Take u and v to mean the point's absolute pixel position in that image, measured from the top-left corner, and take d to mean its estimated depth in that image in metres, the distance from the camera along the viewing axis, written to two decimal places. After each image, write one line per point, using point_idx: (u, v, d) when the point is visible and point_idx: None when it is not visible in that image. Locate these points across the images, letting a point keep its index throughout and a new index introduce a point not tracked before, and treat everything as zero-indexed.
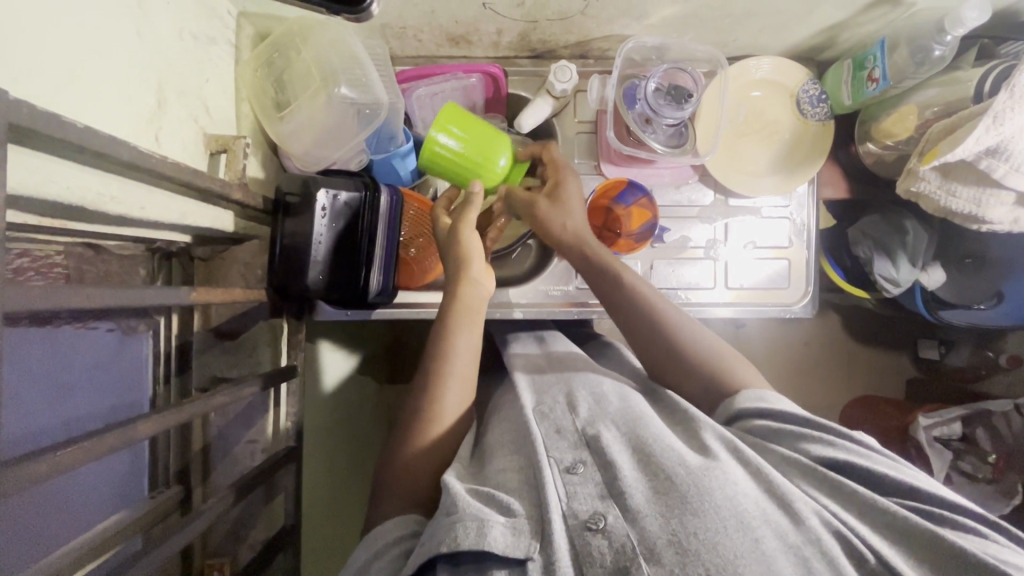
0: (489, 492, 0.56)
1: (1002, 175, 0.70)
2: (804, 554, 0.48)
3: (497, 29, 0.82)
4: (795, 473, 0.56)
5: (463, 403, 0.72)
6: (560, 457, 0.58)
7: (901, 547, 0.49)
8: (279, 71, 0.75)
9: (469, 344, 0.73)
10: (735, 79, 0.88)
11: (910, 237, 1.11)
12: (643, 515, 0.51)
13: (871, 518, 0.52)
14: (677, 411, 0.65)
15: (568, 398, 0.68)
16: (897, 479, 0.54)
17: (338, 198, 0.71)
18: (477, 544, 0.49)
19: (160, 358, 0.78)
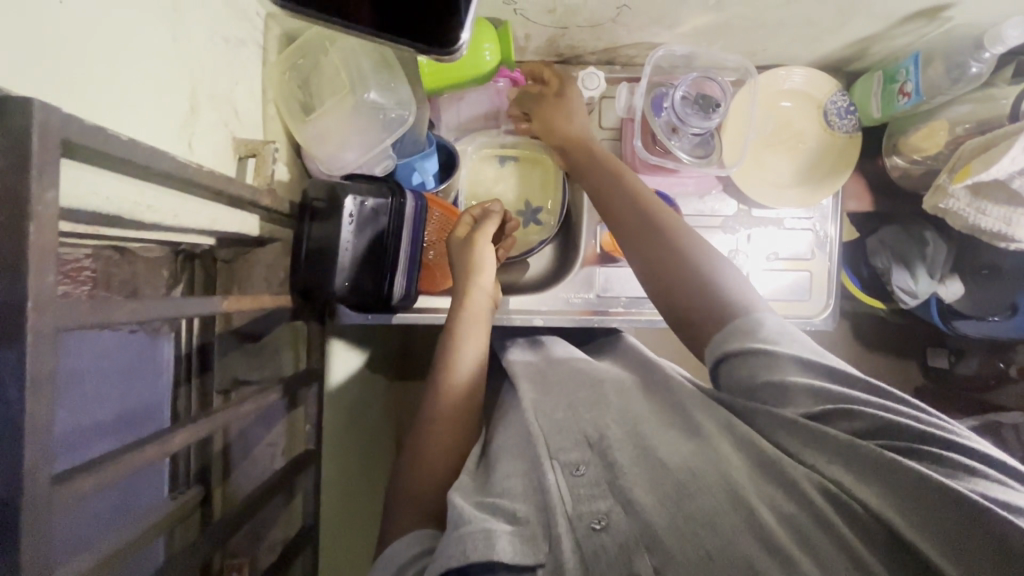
0: (493, 501, 0.55)
1: None
2: (803, 529, 0.47)
3: (526, 34, 0.81)
4: (795, 442, 0.54)
5: (473, 394, 0.72)
6: (564, 457, 0.59)
7: (896, 503, 0.46)
8: (305, 75, 0.75)
9: (478, 350, 0.75)
10: (764, 88, 0.88)
11: (929, 249, 1.11)
12: (645, 507, 0.51)
13: (870, 476, 0.49)
14: (672, 399, 0.65)
15: (573, 397, 0.68)
16: (890, 420, 0.51)
17: (365, 204, 0.70)
18: (485, 555, 0.49)
19: (181, 359, 0.78)
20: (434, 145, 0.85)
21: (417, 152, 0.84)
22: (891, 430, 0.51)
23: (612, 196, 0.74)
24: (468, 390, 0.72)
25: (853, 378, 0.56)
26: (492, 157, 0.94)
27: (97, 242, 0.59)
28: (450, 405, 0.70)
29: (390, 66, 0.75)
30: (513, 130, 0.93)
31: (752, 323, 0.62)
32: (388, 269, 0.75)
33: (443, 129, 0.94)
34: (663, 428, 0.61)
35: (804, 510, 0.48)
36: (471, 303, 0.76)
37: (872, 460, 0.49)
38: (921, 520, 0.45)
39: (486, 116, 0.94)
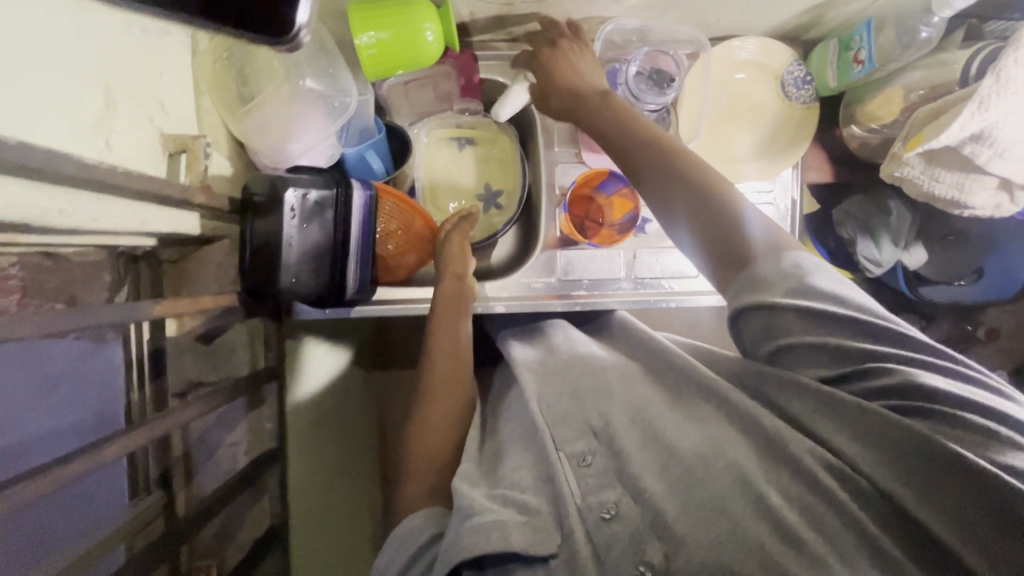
0: (504, 493, 0.58)
1: (986, 161, 0.69)
2: (806, 503, 0.49)
3: (470, 12, 0.78)
4: (802, 406, 0.54)
5: (457, 377, 0.75)
6: (572, 450, 0.61)
7: (906, 472, 0.47)
8: (240, 62, 0.72)
9: (462, 333, 0.78)
10: (718, 61, 0.86)
11: (894, 218, 1.12)
12: (654, 495, 0.53)
13: (873, 442, 0.49)
14: (682, 389, 0.65)
15: (575, 386, 0.71)
16: (924, 384, 0.49)
17: (308, 197, 0.68)
18: (504, 546, 0.52)
19: (132, 364, 0.74)
20: (383, 132, 0.83)
21: (366, 140, 0.81)
22: (907, 389, 0.49)
23: (622, 143, 0.67)
24: (455, 377, 0.75)
25: (902, 335, 0.51)
26: (449, 139, 0.92)
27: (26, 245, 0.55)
28: (442, 403, 0.73)
29: (327, 51, 0.73)
30: (467, 109, 0.90)
31: (776, 270, 0.56)
32: (340, 262, 0.73)
33: (396, 115, 0.91)
34: (664, 408, 0.63)
35: (809, 487, 0.49)
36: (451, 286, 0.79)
37: (870, 422, 0.49)
38: (921, 484, 0.46)
39: (437, 99, 0.91)
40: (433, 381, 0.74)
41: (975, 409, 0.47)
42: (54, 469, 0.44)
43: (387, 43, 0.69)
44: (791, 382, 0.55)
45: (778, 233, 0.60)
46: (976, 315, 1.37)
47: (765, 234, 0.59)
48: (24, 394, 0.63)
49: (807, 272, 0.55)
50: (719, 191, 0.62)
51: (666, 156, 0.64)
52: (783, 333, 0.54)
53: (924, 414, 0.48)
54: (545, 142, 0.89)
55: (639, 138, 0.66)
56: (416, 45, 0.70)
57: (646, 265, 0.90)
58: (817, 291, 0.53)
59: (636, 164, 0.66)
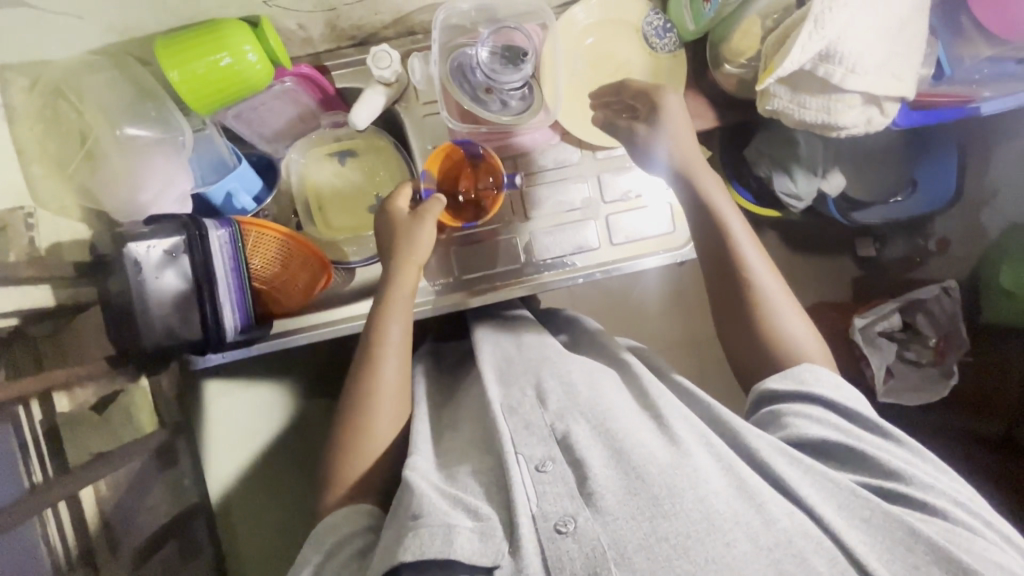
0: (458, 495, 0.54)
1: (840, 79, 0.66)
2: (775, 556, 0.46)
3: (299, 25, 0.76)
4: (768, 450, 0.54)
5: (403, 375, 0.70)
6: (529, 454, 0.55)
7: (871, 533, 0.49)
8: (63, 122, 0.69)
9: (404, 329, 0.71)
10: (564, 30, 0.83)
11: (804, 149, 1.09)
12: (614, 516, 0.49)
13: (844, 501, 0.51)
14: (649, 403, 0.62)
15: (541, 377, 0.66)
16: (890, 463, 0.53)
17: (153, 249, 0.66)
18: (444, 551, 0.48)
19: (27, 446, 0.66)
20: (244, 162, 0.79)
21: (227, 173, 0.78)
22: (877, 466, 0.53)
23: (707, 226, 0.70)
24: (395, 386, 0.69)
25: (873, 425, 0.58)
26: (331, 155, 0.86)
27: None
28: (394, 396, 0.68)
29: (150, 94, 0.73)
30: (337, 123, 0.86)
31: (806, 372, 0.61)
32: (207, 304, 0.70)
33: (260, 144, 0.86)
34: (640, 422, 0.59)
35: (774, 536, 0.47)
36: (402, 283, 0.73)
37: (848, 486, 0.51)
38: (886, 554, 0.47)
39: (300, 119, 0.86)
40: (375, 395, 0.67)
41: (938, 492, 0.51)
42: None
43: (204, 72, 0.66)
44: (779, 445, 0.55)
45: (806, 329, 0.67)
46: (926, 227, 1.35)
47: (804, 348, 0.65)
48: None
49: (835, 384, 0.60)
50: (761, 286, 0.67)
51: (729, 242, 0.69)
52: (801, 403, 0.59)
53: (891, 494, 0.52)
54: (417, 142, 0.87)
55: (710, 215, 0.70)
56: (234, 70, 0.67)
57: (544, 246, 0.88)
58: (839, 392, 0.60)
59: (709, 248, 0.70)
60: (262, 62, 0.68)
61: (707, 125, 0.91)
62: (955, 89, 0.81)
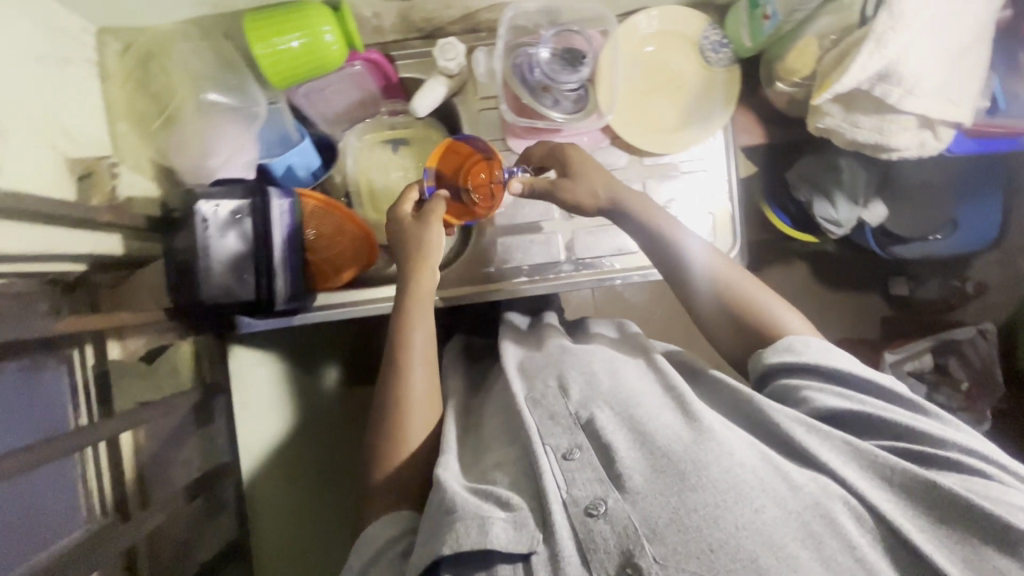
0: (485, 487, 0.54)
1: (898, 100, 0.68)
2: (805, 519, 0.47)
3: (374, 13, 0.80)
4: (790, 426, 0.54)
5: (430, 348, 0.71)
6: (557, 443, 0.55)
7: (898, 498, 0.49)
8: (150, 85, 0.74)
9: (426, 333, 0.71)
10: (626, 37, 0.86)
11: (846, 176, 1.10)
12: (642, 495, 0.50)
13: (865, 467, 0.51)
14: (669, 382, 0.62)
15: (562, 364, 0.66)
16: (903, 423, 0.53)
17: (220, 208, 0.70)
18: (480, 542, 0.48)
19: (77, 389, 0.74)
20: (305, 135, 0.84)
21: (289, 148, 0.81)
22: (893, 427, 0.53)
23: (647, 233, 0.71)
24: (425, 394, 0.69)
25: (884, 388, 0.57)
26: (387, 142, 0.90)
27: None
28: (426, 371, 0.70)
29: (232, 65, 0.77)
30: (394, 111, 0.90)
31: (794, 341, 0.61)
32: (265, 271, 0.73)
33: (322, 125, 0.89)
34: (660, 403, 0.59)
35: (803, 504, 0.48)
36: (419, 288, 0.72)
37: (872, 451, 0.51)
38: (911, 510, 0.48)
39: (362, 104, 0.89)
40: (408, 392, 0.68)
41: (953, 444, 0.51)
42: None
43: (284, 50, 0.70)
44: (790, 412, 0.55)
45: (789, 310, 0.67)
46: (964, 270, 1.34)
47: (785, 325, 0.65)
48: None
49: (814, 348, 0.60)
50: (727, 283, 0.68)
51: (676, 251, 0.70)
52: (803, 378, 0.59)
53: (910, 452, 0.52)
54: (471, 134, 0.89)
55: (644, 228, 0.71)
56: (312, 50, 0.71)
57: (584, 245, 0.90)
58: (811, 351, 0.60)
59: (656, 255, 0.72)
60: (337, 46, 0.72)
61: (755, 141, 0.92)
62: (1010, 123, 0.82)
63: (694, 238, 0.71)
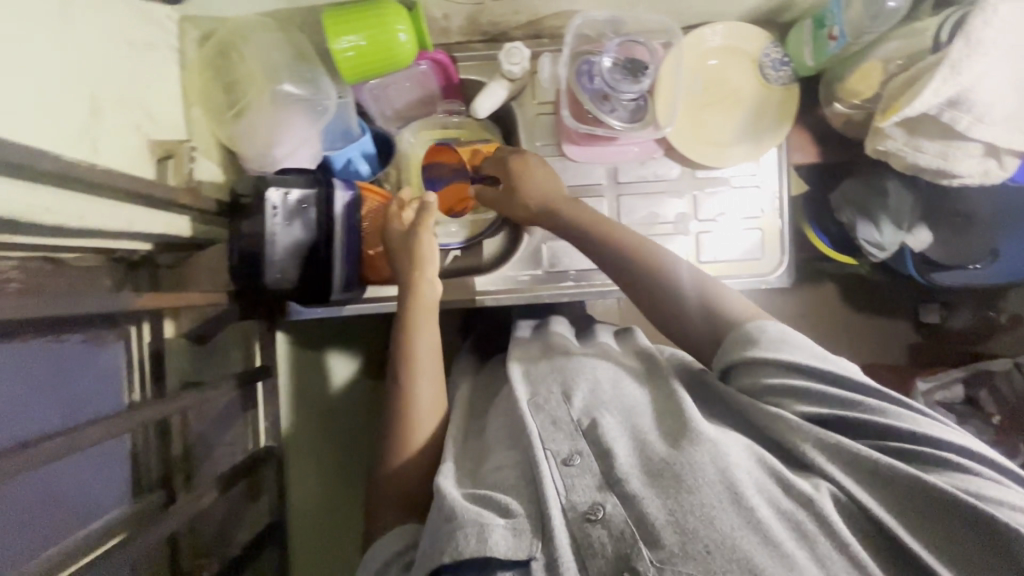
0: (485, 495, 0.54)
1: (966, 127, 0.68)
2: (797, 521, 0.48)
3: (444, 14, 0.81)
4: (790, 434, 0.54)
5: (436, 345, 0.73)
6: (557, 449, 0.56)
7: (892, 504, 0.49)
8: (226, 74, 0.76)
9: (431, 344, 0.72)
10: (690, 49, 0.86)
11: (892, 199, 1.08)
12: (642, 498, 0.50)
13: (858, 472, 0.51)
14: (672, 398, 0.61)
15: (563, 370, 0.67)
16: (884, 423, 0.53)
17: (290, 195, 0.72)
18: (479, 550, 0.48)
19: (133, 366, 0.77)
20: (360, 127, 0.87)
21: (350, 143, 0.84)
22: (881, 430, 0.53)
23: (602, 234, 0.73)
24: (432, 406, 0.69)
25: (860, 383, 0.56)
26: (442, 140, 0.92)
27: (23, 257, 0.62)
28: (433, 379, 0.71)
29: (305, 57, 0.78)
30: (448, 111, 0.92)
31: (752, 330, 0.61)
32: (323, 262, 0.74)
33: (380, 120, 0.91)
34: (656, 415, 0.60)
35: (800, 504, 0.49)
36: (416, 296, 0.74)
37: (865, 458, 0.50)
38: (907, 516, 0.48)
39: (421, 101, 0.91)
40: (413, 398, 0.69)
41: (933, 442, 0.51)
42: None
43: (360, 47, 0.72)
44: (782, 417, 0.54)
45: (729, 293, 0.67)
46: (998, 300, 1.33)
47: (731, 309, 0.65)
48: (27, 393, 0.64)
49: (770, 339, 0.59)
50: (679, 273, 0.69)
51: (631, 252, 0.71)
52: (769, 375, 0.57)
53: (898, 451, 0.52)
54: (525, 137, 0.90)
55: (606, 231, 0.72)
56: (387, 49, 0.73)
57: None
58: (778, 342, 0.58)
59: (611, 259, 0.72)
60: (411, 46, 0.74)
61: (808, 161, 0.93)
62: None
63: (655, 249, 0.71)
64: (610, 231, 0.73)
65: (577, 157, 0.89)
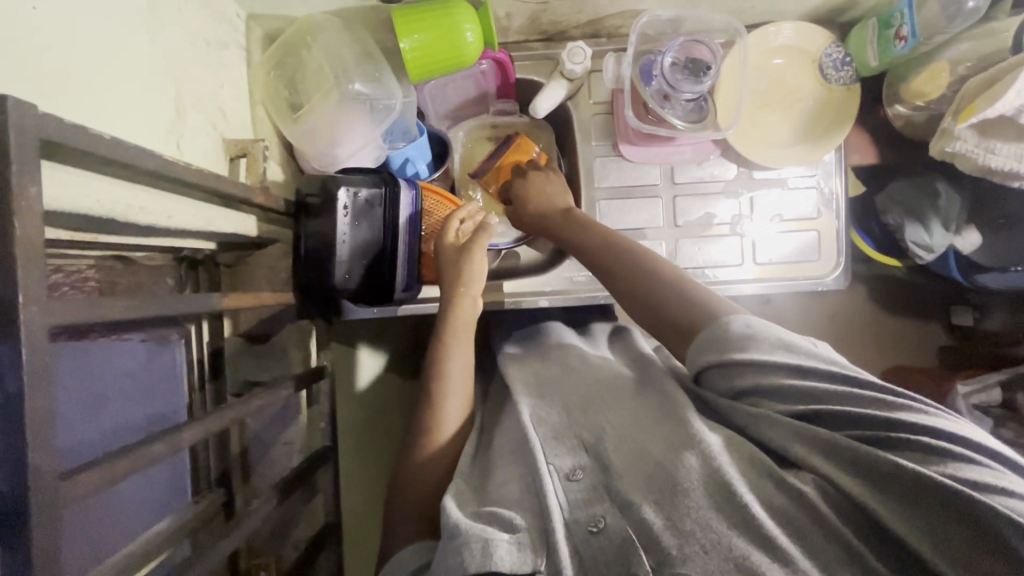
0: (491, 511, 0.54)
1: None
2: (794, 521, 0.46)
3: (507, 13, 0.81)
4: (776, 432, 0.52)
5: (469, 364, 0.73)
6: (560, 464, 0.56)
7: (890, 497, 0.45)
8: (291, 73, 0.75)
9: (464, 362, 0.72)
10: (753, 47, 0.86)
11: (943, 201, 1.06)
12: (639, 504, 0.49)
13: (851, 466, 0.47)
14: (667, 397, 0.60)
15: (568, 396, 0.65)
16: (878, 414, 0.48)
17: (359, 194, 0.70)
18: (483, 566, 0.48)
19: (194, 365, 0.76)
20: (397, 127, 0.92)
21: (409, 143, 0.83)
22: (876, 422, 0.48)
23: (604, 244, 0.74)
24: (458, 423, 0.70)
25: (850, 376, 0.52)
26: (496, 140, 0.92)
27: (100, 255, 0.61)
28: (458, 391, 0.71)
29: (372, 56, 0.76)
30: (503, 111, 0.91)
31: (730, 326, 0.58)
32: (387, 263, 0.75)
33: (434, 120, 0.91)
34: (647, 416, 0.58)
35: (788, 501, 0.47)
36: (460, 316, 0.73)
37: (855, 450, 0.47)
38: (906, 509, 0.44)
39: (475, 101, 0.91)
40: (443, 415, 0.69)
41: (936, 433, 0.47)
42: (118, 460, 0.41)
43: (428, 50, 0.72)
44: (765, 415, 0.53)
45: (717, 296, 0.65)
46: None
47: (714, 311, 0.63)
48: (91, 397, 0.63)
49: (744, 333, 0.57)
50: (661, 274, 0.68)
51: (623, 255, 0.72)
52: (746, 373, 0.55)
53: (900, 445, 0.47)
54: (581, 137, 0.90)
55: (602, 240, 0.74)
56: (455, 51, 0.73)
57: (687, 256, 0.89)
58: (754, 334, 0.56)
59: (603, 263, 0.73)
60: (477, 48, 0.74)
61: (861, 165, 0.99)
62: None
63: (646, 252, 0.72)
64: (611, 236, 0.75)
65: (635, 157, 0.89)
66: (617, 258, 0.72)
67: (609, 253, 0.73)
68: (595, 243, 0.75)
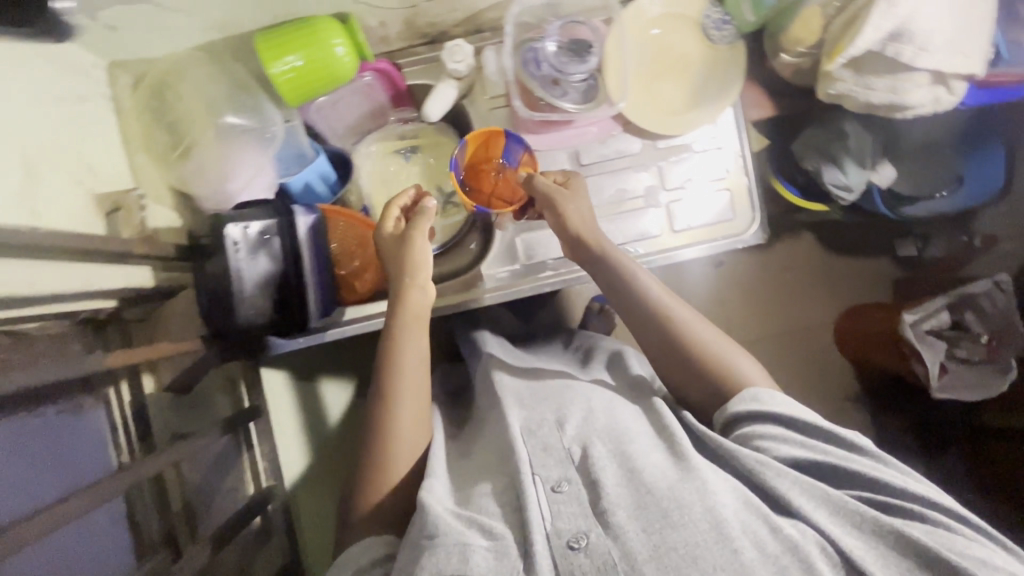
0: (474, 516, 0.55)
1: (912, 57, 0.68)
2: (782, 564, 0.47)
3: (380, 22, 0.80)
4: (777, 476, 0.54)
5: (423, 356, 0.72)
6: (546, 475, 0.56)
7: (877, 552, 0.49)
8: (164, 116, 0.74)
9: (419, 353, 0.71)
10: (633, 21, 0.89)
11: (852, 142, 1.09)
12: (626, 531, 0.50)
13: (843, 517, 0.51)
14: (665, 423, 0.64)
15: (560, 400, 0.68)
16: (872, 477, 0.54)
17: (250, 228, 0.69)
18: (460, 570, 0.49)
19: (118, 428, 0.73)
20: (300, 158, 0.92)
21: (303, 164, 0.79)
22: (869, 484, 0.54)
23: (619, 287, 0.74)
24: (416, 415, 0.69)
25: (855, 444, 0.57)
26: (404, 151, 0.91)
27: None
28: (415, 392, 0.69)
29: (246, 89, 0.78)
30: (403, 120, 0.90)
31: (759, 393, 0.62)
32: (295, 289, 0.73)
33: (334, 140, 0.90)
34: (648, 445, 0.60)
35: (786, 547, 0.48)
36: (409, 304, 0.71)
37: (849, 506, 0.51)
38: (887, 562, 0.48)
39: (371, 115, 0.90)
40: (394, 420, 0.68)
41: (920, 501, 0.52)
42: None
43: (300, 69, 0.71)
44: (770, 461, 0.55)
45: (747, 359, 0.68)
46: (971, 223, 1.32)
47: (745, 373, 0.66)
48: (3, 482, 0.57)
49: (771, 402, 0.61)
50: (688, 326, 0.71)
51: (645, 300, 0.72)
52: (764, 427, 0.59)
53: (887, 509, 0.52)
54: None
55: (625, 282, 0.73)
56: (329, 67, 0.72)
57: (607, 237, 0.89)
58: (772, 393, 0.62)
59: (626, 309, 0.74)
60: (352, 62, 0.73)
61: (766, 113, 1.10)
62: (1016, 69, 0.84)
63: (666, 291, 0.74)
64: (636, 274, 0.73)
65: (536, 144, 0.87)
66: (635, 301, 0.73)
67: (628, 295, 0.73)
68: (614, 283, 0.74)
